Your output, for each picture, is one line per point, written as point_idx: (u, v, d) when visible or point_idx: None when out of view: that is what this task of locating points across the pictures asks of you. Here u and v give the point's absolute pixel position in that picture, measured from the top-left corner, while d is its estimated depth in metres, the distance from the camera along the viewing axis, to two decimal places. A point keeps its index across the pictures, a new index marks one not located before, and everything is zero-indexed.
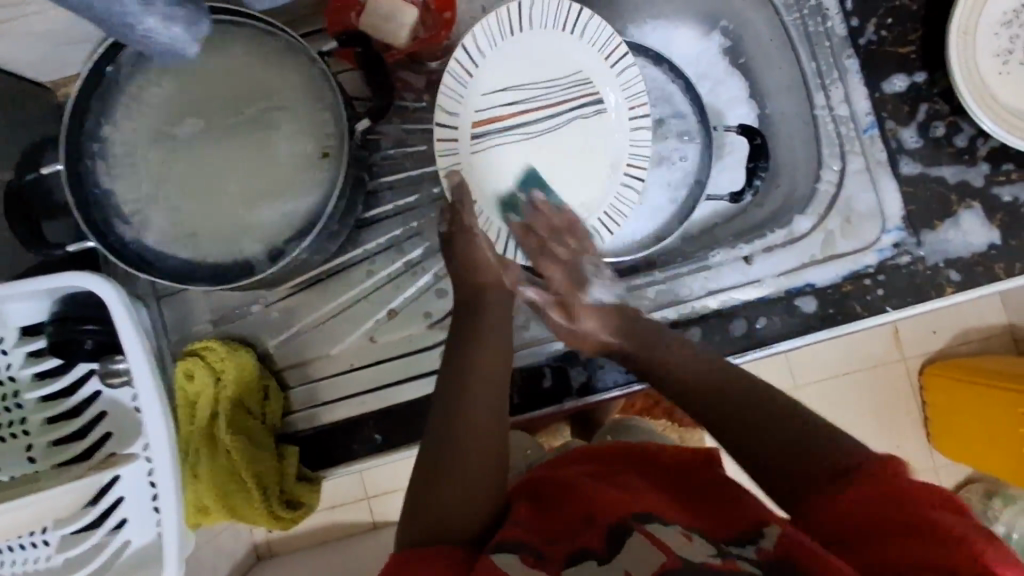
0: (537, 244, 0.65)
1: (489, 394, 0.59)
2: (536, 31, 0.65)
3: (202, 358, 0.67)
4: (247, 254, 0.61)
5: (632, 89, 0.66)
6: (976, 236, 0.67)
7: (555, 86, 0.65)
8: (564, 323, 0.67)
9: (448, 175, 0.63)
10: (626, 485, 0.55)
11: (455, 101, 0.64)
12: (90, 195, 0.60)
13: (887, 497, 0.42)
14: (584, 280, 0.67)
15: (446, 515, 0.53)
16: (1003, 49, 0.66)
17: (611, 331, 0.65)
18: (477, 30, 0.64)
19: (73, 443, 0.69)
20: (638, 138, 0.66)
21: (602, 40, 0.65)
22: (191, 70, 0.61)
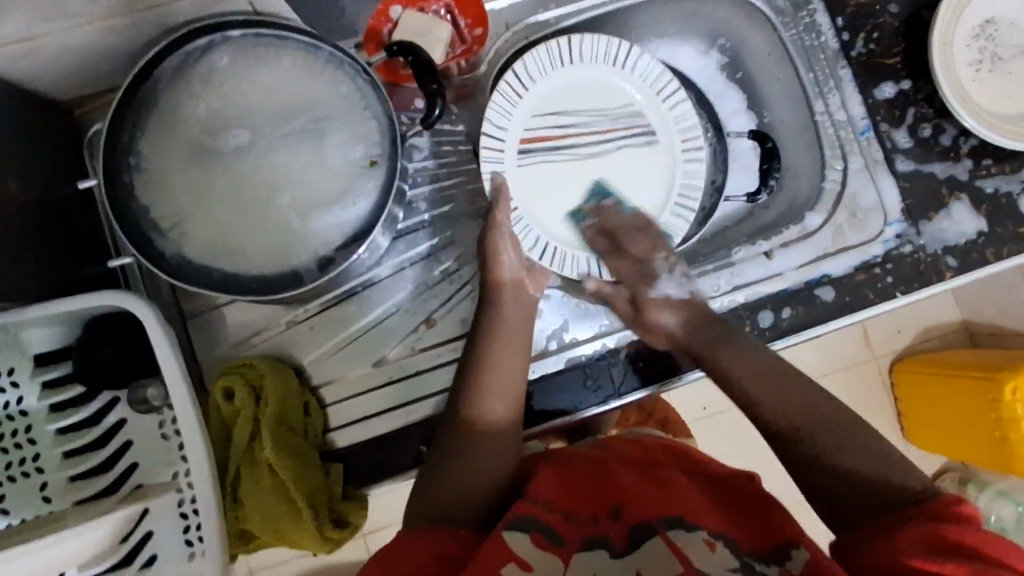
0: (613, 242, 0.71)
1: (506, 396, 0.62)
2: (586, 63, 0.71)
3: (242, 375, 0.65)
4: (297, 264, 0.60)
5: (685, 123, 0.73)
6: (967, 225, 0.73)
7: (605, 115, 0.73)
8: (632, 314, 0.69)
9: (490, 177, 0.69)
10: (662, 480, 0.56)
11: (503, 117, 0.70)
12: (129, 210, 0.59)
13: (953, 547, 0.45)
14: (652, 275, 0.69)
15: (453, 494, 0.58)
16: (974, 59, 0.75)
17: (689, 330, 0.66)
18: (529, 56, 0.70)
19: (96, 478, 0.65)
20: (691, 169, 0.73)
21: (654, 77, 0.72)
22: (232, 81, 0.61)
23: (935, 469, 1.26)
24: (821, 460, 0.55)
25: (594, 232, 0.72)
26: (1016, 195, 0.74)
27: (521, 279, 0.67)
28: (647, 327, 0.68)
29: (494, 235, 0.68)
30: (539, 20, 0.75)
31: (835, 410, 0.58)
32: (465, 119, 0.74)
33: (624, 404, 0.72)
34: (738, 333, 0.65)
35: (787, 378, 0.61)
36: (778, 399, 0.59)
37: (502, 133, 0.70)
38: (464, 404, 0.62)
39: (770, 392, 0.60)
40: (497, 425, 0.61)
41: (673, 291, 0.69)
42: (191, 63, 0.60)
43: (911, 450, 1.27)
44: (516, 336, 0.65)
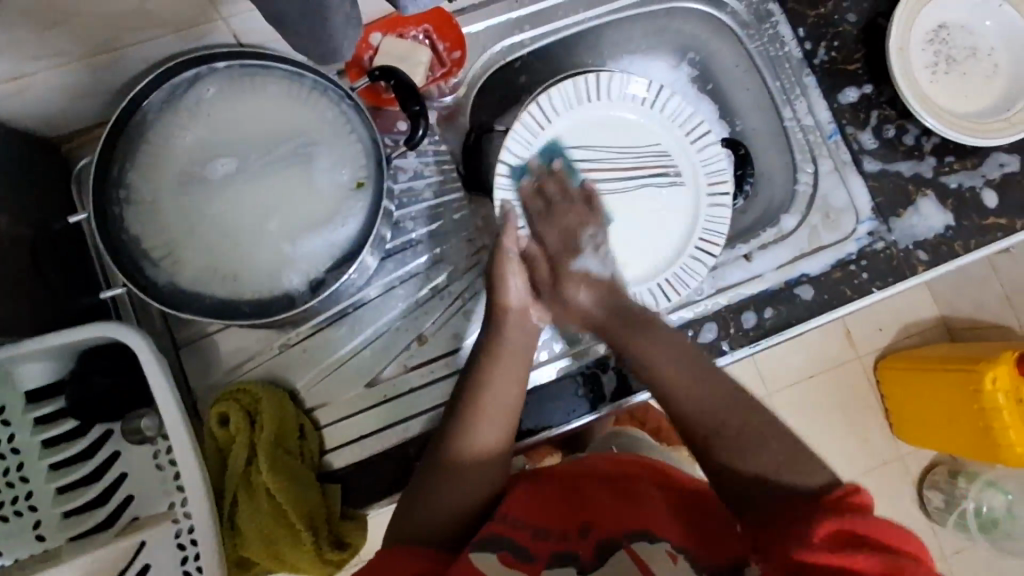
0: (547, 205, 0.68)
1: (501, 419, 0.62)
2: (614, 101, 0.72)
3: (237, 400, 0.65)
4: (289, 286, 0.62)
5: (711, 166, 0.74)
6: (935, 219, 0.76)
7: (630, 154, 0.73)
8: (548, 288, 0.66)
9: (503, 203, 0.68)
10: (632, 494, 0.59)
11: (524, 148, 0.70)
12: (120, 241, 0.60)
13: (851, 539, 0.45)
14: (576, 249, 0.66)
15: (436, 511, 0.59)
16: (930, 62, 0.79)
17: (608, 313, 0.65)
18: (559, 88, 0.71)
19: (93, 512, 0.64)
20: (714, 213, 0.73)
21: (682, 119, 0.73)
22: (217, 111, 0.62)
23: (925, 463, 1.28)
24: (730, 458, 0.56)
25: (531, 190, 0.69)
26: (980, 188, 0.77)
27: (528, 305, 0.66)
28: (562, 304, 0.66)
29: (501, 258, 0.66)
30: (515, 41, 0.77)
31: (762, 413, 0.58)
32: (448, 139, 0.76)
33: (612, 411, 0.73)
34: (660, 324, 0.65)
35: (699, 364, 0.61)
36: (695, 409, 0.58)
37: (518, 162, 0.70)
38: (457, 424, 0.62)
39: (689, 380, 0.60)
40: (489, 447, 0.62)
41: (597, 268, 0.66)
42: (178, 96, 0.62)
43: (900, 445, 1.29)
44: (517, 351, 0.65)
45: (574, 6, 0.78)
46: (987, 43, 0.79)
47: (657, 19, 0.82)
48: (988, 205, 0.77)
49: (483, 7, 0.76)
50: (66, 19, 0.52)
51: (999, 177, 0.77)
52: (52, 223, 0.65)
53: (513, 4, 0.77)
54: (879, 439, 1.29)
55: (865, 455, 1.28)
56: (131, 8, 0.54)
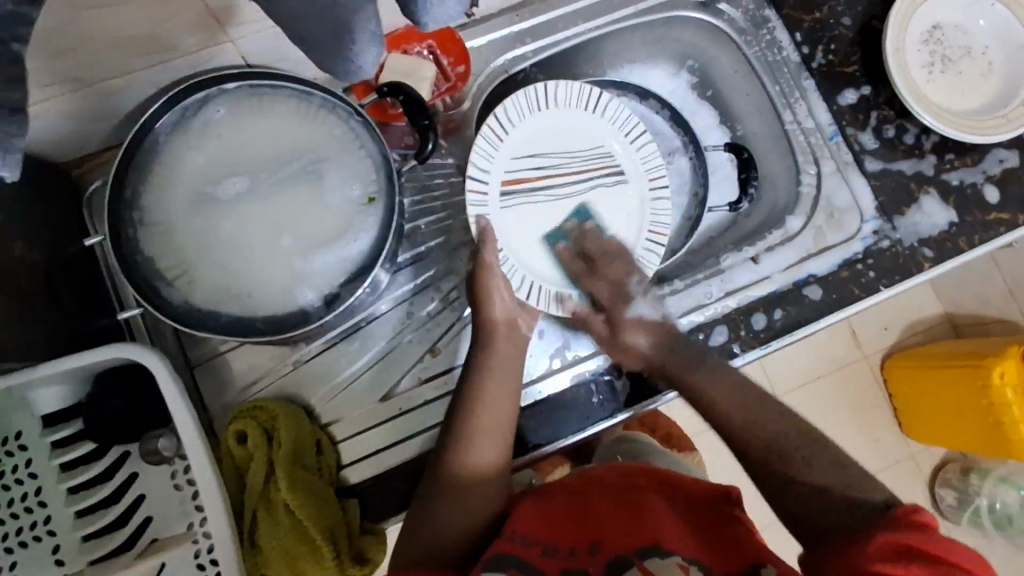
0: (588, 265, 0.73)
1: (497, 434, 0.64)
2: (562, 107, 0.74)
3: (255, 418, 0.65)
4: (303, 301, 0.62)
5: (652, 163, 0.76)
6: (939, 216, 0.77)
7: (577, 157, 0.75)
8: (608, 337, 0.71)
9: (478, 219, 0.71)
10: (640, 508, 0.58)
11: (485, 162, 0.72)
12: (135, 263, 0.61)
13: (908, 552, 0.44)
14: (628, 297, 0.71)
15: (439, 533, 0.59)
16: (926, 62, 0.80)
17: (660, 354, 0.68)
18: (508, 103, 0.73)
19: (111, 535, 0.64)
20: (659, 208, 0.75)
21: (621, 119, 0.75)
22: (228, 132, 0.63)
23: (937, 461, 1.28)
24: (801, 472, 0.56)
25: (569, 253, 0.74)
26: (981, 185, 0.78)
27: (515, 316, 0.69)
28: (621, 349, 0.70)
29: (487, 275, 0.69)
30: (517, 55, 0.79)
31: (811, 433, 0.59)
32: (454, 152, 0.77)
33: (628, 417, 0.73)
34: (709, 357, 0.67)
35: (761, 400, 0.62)
36: (741, 424, 0.61)
37: (485, 176, 0.72)
38: (454, 442, 0.63)
39: (744, 408, 0.62)
40: (486, 464, 0.62)
41: (648, 311, 0.71)
42: (188, 117, 0.63)
43: (911, 443, 1.29)
44: (508, 362, 0.67)
45: (574, 19, 0.80)
46: (980, 41, 0.81)
47: (656, 28, 0.83)
48: (990, 201, 0.78)
49: (484, 22, 0.77)
50: (80, 45, 0.53)
51: (999, 173, 0.78)
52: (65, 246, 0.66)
53: (514, 18, 0.78)
54: (890, 438, 1.29)
55: (876, 455, 1.28)
56: (142, 32, 0.55)
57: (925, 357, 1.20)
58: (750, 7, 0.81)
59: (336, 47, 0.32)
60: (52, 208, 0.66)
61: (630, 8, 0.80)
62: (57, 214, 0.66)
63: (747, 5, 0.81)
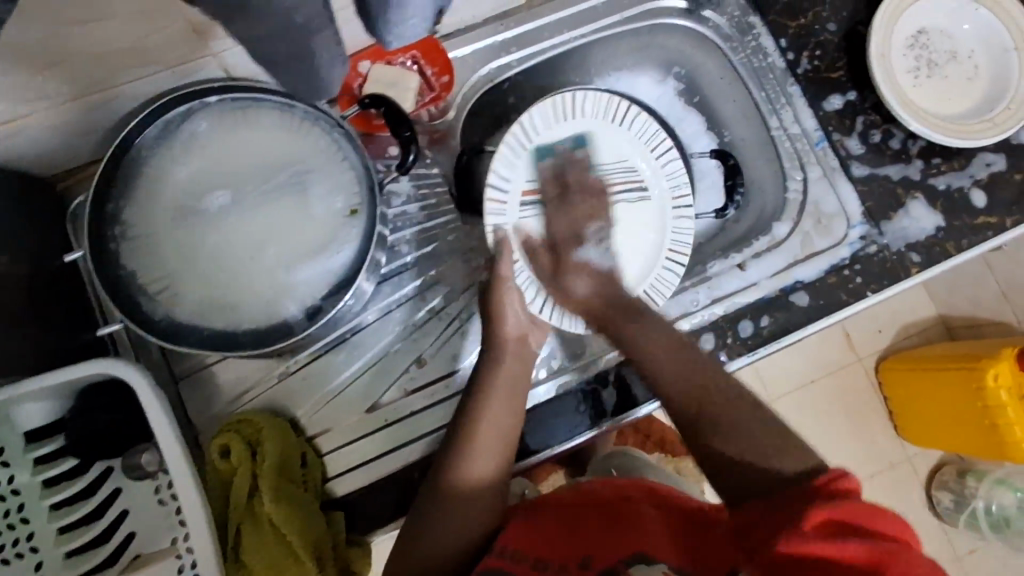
0: (562, 194, 0.71)
1: (499, 447, 0.63)
2: (591, 119, 0.73)
3: (239, 432, 0.65)
4: (286, 314, 0.62)
5: (677, 177, 0.75)
6: (926, 221, 0.77)
7: (601, 170, 0.73)
8: (551, 275, 0.68)
9: (495, 228, 0.68)
10: (628, 518, 0.58)
11: (508, 170, 0.70)
12: (117, 277, 0.60)
13: (839, 527, 0.44)
14: (580, 239, 0.69)
15: (432, 543, 0.59)
16: (912, 67, 0.80)
17: (601, 301, 0.67)
18: (539, 106, 0.71)
19: (94, 552, 0.63)
20: (680, 226, 0.74)
21: (649, 134, 0.74)
22: (210, 146, 0.63)
23: (933, 464, 1.27)
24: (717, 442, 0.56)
25: (548, 172, 0.71)
26: (968, 189, 0.78)
27: (526, 333, 0.68)
28: (561, 291, 0.68)
29: (500, 288, 0.67)
30: (502, 63, 0.79)
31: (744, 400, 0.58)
32: (440, 162, 0.77)
33: (616, 424, 0.73)
34: (649, 311, 0.66)
35: (688, 357, 0.62)
36: (672, 377, 0.61)
37: (504, 185, 0.70)
38: (454, 455, 0.62)
39: (680, 362, 0.61)
40: (484, 474, 0.62)
41: (597, 258, 0.69)
42: (171, 130, 0.62)
43: (906, 446, 1.28)
44: (516, 375, 0.66)
45: (559, 27, 0.80)
46: (966, 46, 0.81)
47: (641, 36, 0.83)
48: (977, 205, 0.77)
49: (468, 31, 0.77)
50: (60, 60, 0.53)
51: (986, 177, 0.78)
52: (48, 261, 0.66)
53: (499, 28, 0.78)
54: (885, 442, 1.28)
55: (871, 459, 1.27)
56: (124, 47, 0.55)
57: (919, 359, 1.20)
58: (736, 14, 0.82)
59: (299, 67, 0.32)
60: (36, 223, 0.66)
61: (614, 16, 0.81)
62: (42, 230, 0.66)
63: (732, 12, 0.82)
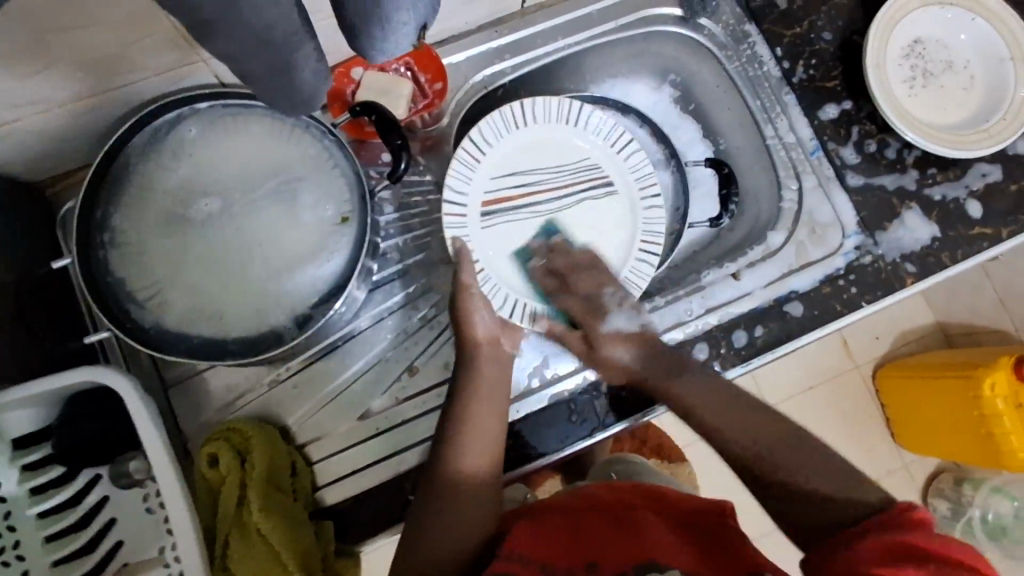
0: (560, 282, 0.72)
1: (488, 448, 0.63)
2: (542, 123, 0.74)
3: (228, 440, 0.65)
4: (275, 323, 0.61)
5: (642, 170, 0.75)
6: (921, 231, 0.77)
7: (563, 171, 0.75)
8: (587, 352, 0.71)
9: (454, 240, 0.70)
10: (631, 524, 0.57)
11: (464, 185, 0.72)
12: (105, 284, 0.60)
13: (908, 552, 0.45)
14: (604, 311, 0.71)
15: (436, 550, 0.58)
16: (907, 76, 0.80)
17: (640, 364, 0.69)
18: (486, 121, 0.72)
19: (81, 560, 0.63)
20: (651, 216, 0.74)
21: (607, 131, 0.75)
22: (201, 152, 0.63)
23: (930, 472, 1.27)
24: (789, 478, 0.58)
25: (545, 248, 0.74)
26: (963, 200, 0.77)
27: (497, 335, 0.69)
28: (602, 363, 0.70)
29: (464, 296, 0.69)
30: (496, 71, 0.78)
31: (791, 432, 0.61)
32: (433, 169, 0.76)
33: (610, 434, 0.72)
34: (690, 364, 0.68)
35: (735, 404, 0.64)
36: (737, 433, 0.62)
37: (462, 198, 0.72)
38: (448, 455, 0.63)
39: (726, 412, 0.63)
40: (477, 474, 0.62)
41: (623, 324, 0.71)
42: (161, 137, 0.62)
43: (903, 454, 1.28)
44: (498, 378, 0.67)
45: (554, 34, 0.79)
46: (962, 56, 0.80)
47: (636, 43, 0.83)
48: (973, 215, 0.77)
49: (463, 37, 0.77)
50: (49, 66, 0.53)
51: (981, 188, 0.78)
52: (37, 267, 0.65)
53: (493, 34, 0.78)
54: (882, 450, 1.28)
55: (868, 467, 1.27)
56: (114, 53, 0.55)
57: (914, 367, 1.20)
58: (731, 22, 0.81)
59: (278, 80, 0.32)
60: (23, 228, 0.65)
61: (609, 23, 0.80)
62: (29, 234, 0.66)
63: (727, 20, 0.81)
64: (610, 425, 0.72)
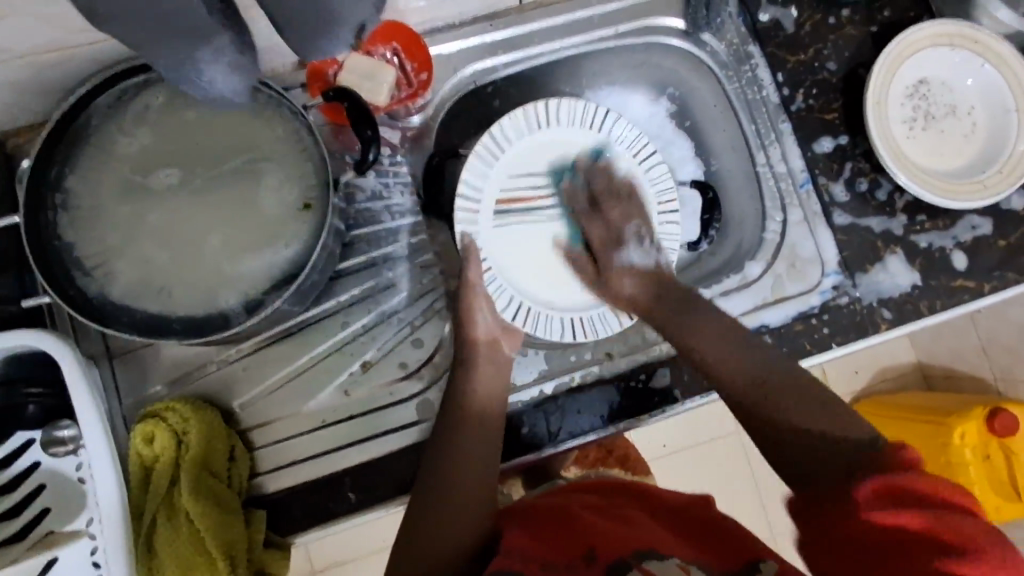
0: (592, 203, 0.73)
1: (495, 396, 0.65)
2: (564, 127, 0.73)
3: (165, 420, 0.63)
4: (224, 305, 0.59)
5: (663, 185, 0.74)
6: (902, 277, 0.75)
7: (580, 178, 0.74)
8: (595, 276, 0.73)
9: (462, 236, 0.69)
10: (627, 519, 0.57)
11: (480, 180, 0.70)
12: (50, 247, 0.57)
13: (902, 497, 0.44)
14: (620, 241, 0.72)
15: (445, 534, 0.56)
16: (908, 117, 0.78)
17: (650, 296, 0.69)
18: (507, 118, 0.71)
19: (6, 522, 0.61)
20: (667, 231, 0.74)
21: (629, 140, 0.74)
22: (167, 122, 0.61)
23: None
24: (788, 417, 0.57)
25: (575, 189, 0.74)
26: (949, 250, 0.75)
27: (497, 337, 0.68)
28: (613, 294, 0.72)
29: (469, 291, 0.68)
30: (487, 66, 0.76)
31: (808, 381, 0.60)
32: (410, 160, 0.74)
33: (564, 450, 0.70)
34: (700, 298, 0.68)
35: (736, 339, 0.64)
36: (734, 370, 0.62)
37: (477, 193, 0.70)
38: (450, 417, 0.63)
39: (729, 354, 0.63)
40: (486, 436, 0.62)
41: (637, 259, 0.72)
42: (126, 101, 0.60)
43: None
44: (485, 374, 0.65)
45: (551, 34, 0.77)
46: (966, 101, 0.78)
47: (636, 53, 0.81)
48: (957, 267, 0.75)
49: (457, 27, 0.75)
50: (7, 16, 0.50)
51: (970, 240, 0.76)
52: None
53: (488, 28, 0.75)
54: None
55: None
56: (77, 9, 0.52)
57: (890, 407, 1.17)
58: (735, 40, 0.79)
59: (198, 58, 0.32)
60: None
61: (609, 29, 0.78)
62: None
63: (731, 38, 0.79)
64: (565, 440, 0.70)
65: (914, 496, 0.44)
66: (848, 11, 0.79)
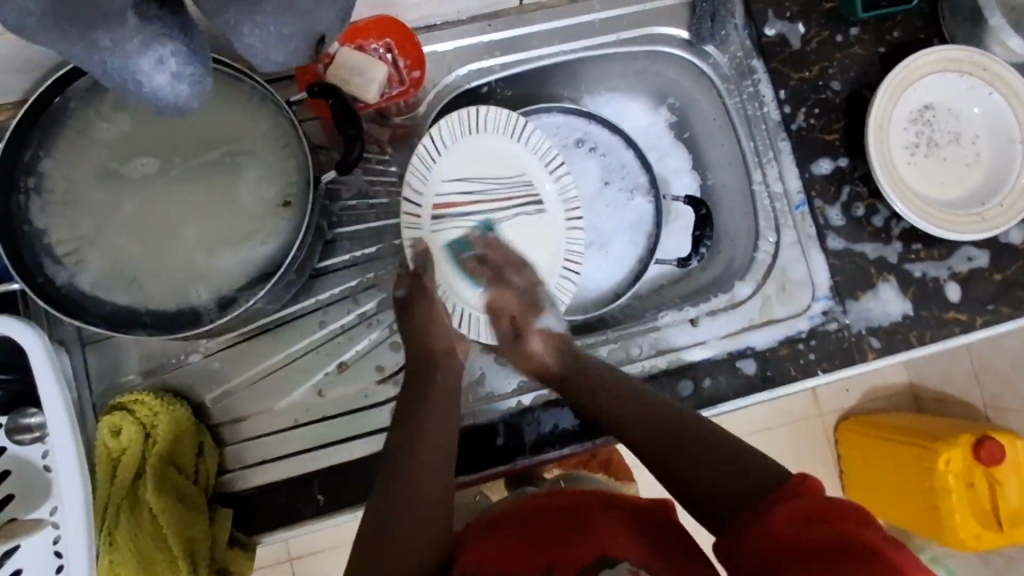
0: (496, 274, 0.68)
1: (450, 396, 0.63)
2: (486, 134, 0.69)
3: (133, 413, 0.63)
4: (195, 301, 0.58)
5: (569, 193, 0.71)
6: (893, 306, 0.73)
7: (501, 184, 0.69)
8: (509, 340, 0.69)
9: (412, 245, 0.67)
10: (585, 523, 0.55)
11: (416, 186, 0.67)
12: (21, 233, 0.56)
13: (818, 516, 0.45)
14: (538, 307, 0.69)
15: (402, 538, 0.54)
16: (910, 143, 0.76)
17: (560, 363, 0.68)
18: (438, 125, 0.68)
19: None
20: (574, 238, 0.71)
21: (542, 150, 0.70)
22: (147, 110, 0.59)
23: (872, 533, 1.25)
24: (688, 470, 0.57)
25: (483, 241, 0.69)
26: (943, 280, 0.74)
27: (454, 344, 0.67)
28: (522, 354, 0.69)
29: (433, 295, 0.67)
30: (483, 66, 0.74)
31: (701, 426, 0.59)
32: (399, 159, 0.73)
33: (539, 461, 0.69)
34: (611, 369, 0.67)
35: (632, 399, 0.63)
36: (636, 418, 0.62)
37: (418, 199, 0.67)
38: (409, 416, 0.61)
39: (635, 413, 0.62)
40: (440, 434, 0.60)
41: (553, 324, 0.70)
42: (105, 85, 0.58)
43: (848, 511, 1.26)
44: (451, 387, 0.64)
45: (551, 38, 0.75)
46: (971, 130, 0.76)
47: (637, 60, 0.79)
48: (950, 299, 0.74)
49: (454, 25, 0.73)
50: None
51: (965, 271, 0.74)
52: None
53: (486, 28, 0.74)
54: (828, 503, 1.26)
55: None
56: None
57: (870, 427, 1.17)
58: (738, 54, 0.77)
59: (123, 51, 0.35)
60: None
61: (611, 35, 0.76)
62: None
63: (734, 51, 0.77)
64: (541, 453, 0.69)
65: (828, 514, 0.45)
66: (857, 29, 0.77)
